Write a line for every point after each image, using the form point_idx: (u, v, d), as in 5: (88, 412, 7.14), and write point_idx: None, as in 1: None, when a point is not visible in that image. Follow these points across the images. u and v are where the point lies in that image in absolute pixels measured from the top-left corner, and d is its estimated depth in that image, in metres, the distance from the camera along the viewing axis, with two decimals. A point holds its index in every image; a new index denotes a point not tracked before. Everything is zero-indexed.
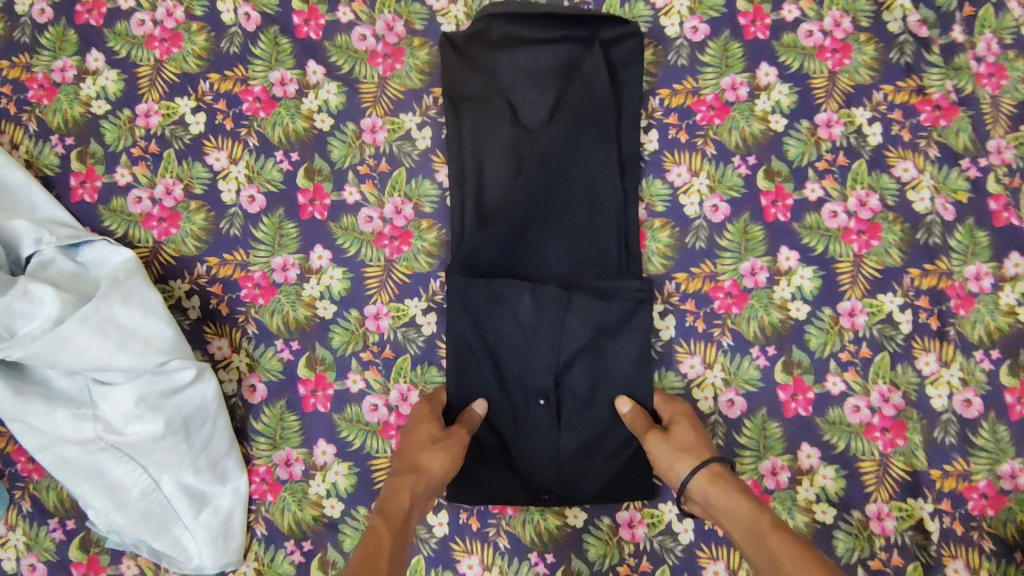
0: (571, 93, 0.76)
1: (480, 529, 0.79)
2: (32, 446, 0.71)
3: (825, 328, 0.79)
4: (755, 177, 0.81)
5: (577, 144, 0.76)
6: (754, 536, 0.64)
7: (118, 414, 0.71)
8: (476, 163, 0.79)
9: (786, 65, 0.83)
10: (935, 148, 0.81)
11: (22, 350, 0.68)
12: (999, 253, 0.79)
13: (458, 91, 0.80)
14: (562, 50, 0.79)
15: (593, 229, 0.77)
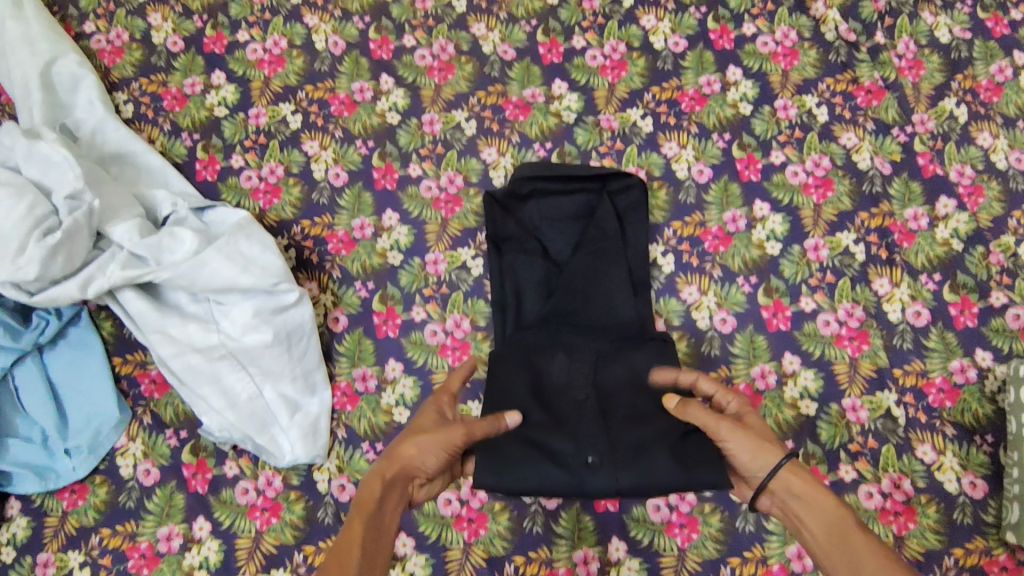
0: (592, 225, 0.97)
1: None
2: (167, 351, 0.89)
3: (795, 260, 0.98)
4: (731, 149, 1.04)
5: (598, 262, 0.94)
6: (839, 533, 0.64)
7: (237, 326, 0.90)
8: (519, 287, 0.96)
9: (749, 66, 1.08)
10: (871, 122, 1.03)
11: (169, 271, 0.87)
12: (930, 197, 0.99)
13: (497, 230, 0.98)
14: (580, 197, 0.98)
15: (614, 321, 0.92)
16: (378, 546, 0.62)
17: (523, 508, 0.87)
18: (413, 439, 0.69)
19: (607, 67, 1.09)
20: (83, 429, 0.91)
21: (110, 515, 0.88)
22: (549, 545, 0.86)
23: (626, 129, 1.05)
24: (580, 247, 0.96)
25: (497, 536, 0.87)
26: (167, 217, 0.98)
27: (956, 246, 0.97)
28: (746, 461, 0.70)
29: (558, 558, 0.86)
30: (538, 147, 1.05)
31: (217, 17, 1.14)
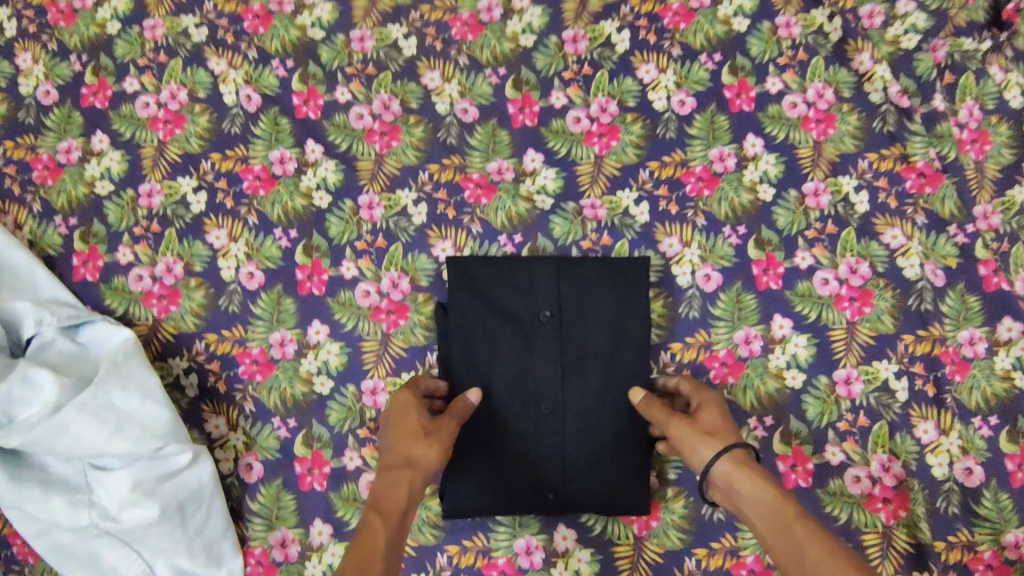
0: (568, 319, 0.79)
1: None
2: (28, 531, 0.70)
3: (822, 397, 0.78)
4: (746, 247, 0.83)
5: (572, 354, 0.78)
6: (781, 525, 0.60)
7: (113, 500, 0.70)
8: (478, 367, 0.78)
9: (772, 135, 0.85)
10: (921, 215, 0.82)
11: (22, 437, 0.69)
12: (991, 317, 0.79)
13: (456, 309, 0.79)
14: (560, 291, 0.79)
15: (590, 429, 0.78)
16: (400, 549, 0.60)
17: None
18: (419, 441, 0.67)
19: (593, 133, 0.86)
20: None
21: None
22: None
23: (616, 219, 0.84)
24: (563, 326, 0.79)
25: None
26: (30, 340, 0.77)
27: (1019, 381, 0.78)
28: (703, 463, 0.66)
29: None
30: (505, 241, 0.84)
31: (99, 57, 0.89)
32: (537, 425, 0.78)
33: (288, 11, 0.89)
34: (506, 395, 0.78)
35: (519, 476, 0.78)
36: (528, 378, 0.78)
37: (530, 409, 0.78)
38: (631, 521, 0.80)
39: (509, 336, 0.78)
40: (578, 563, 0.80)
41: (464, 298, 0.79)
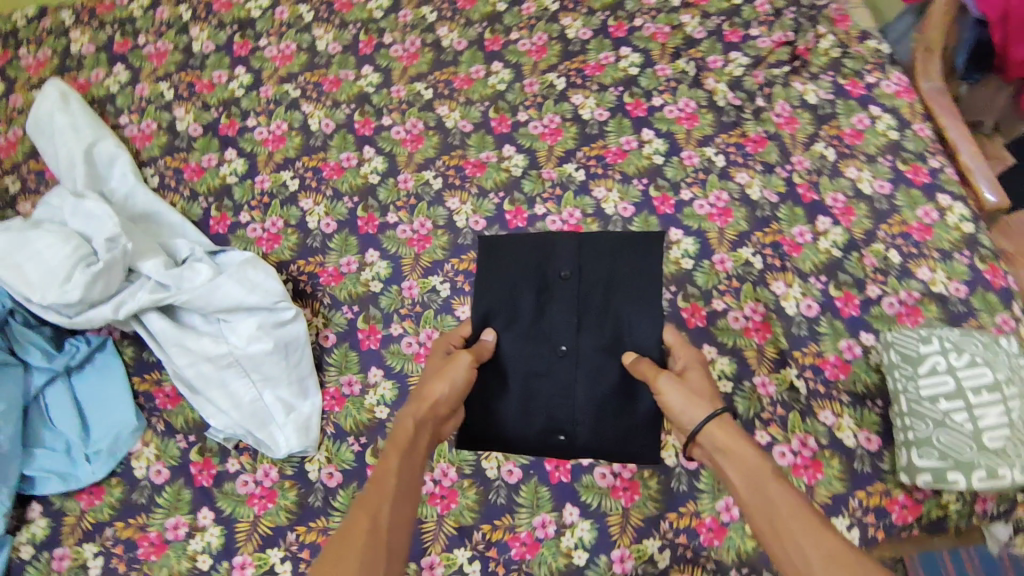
0: (586, 277, 0.95)
1: None
2: (183, 360, 1.06)
3: (706, 271, 1.18)
4: (649, 191, 1.27)
5: (587, 308, 0.95)
6: (758, 485, 0.74)
7: (243, 338, 1.08)
8: (506, 314, 0.97)
9: (659, 128, 1.34)
10: (760, 165, 1.28)
11: (188, 294, 1.07)
12: (811, 218, 1.22)
13: (490, 269, 0.99)
14: (581, 255, 0.96)
15: (598, 374, 0.94)
16: (411, 477, 0.79)
17: (487, 483, 1.04)
18: (433, 385, 0.88)
19: (546, 134, 1.35)
20: (102, 438, 1.08)
21: (126, 510, 1.05)
22: (511, 513, 1.02)
23: (563, 179, 1.29)
24: (581, 286, 0.96)
25: (467, 508, 1.03)
26: (185, 259, 1.17)
27: (836, 253, 1.18)
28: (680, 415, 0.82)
29: (519, 524, 1.02)
30: (493, 196, 1.28)
31: (231, 109, 1.41)
32: (552, 367, 0.95)
33: (352, 79, 1.43)
34: (528, 336, 0.96)
35: (532, 420, 0.96)
36: (549, 325, 0.96)
37: (548, 353, 0.96)
38: None
39: (531, 289, 0.96)
40: None
41: (498, 258, 0.99)
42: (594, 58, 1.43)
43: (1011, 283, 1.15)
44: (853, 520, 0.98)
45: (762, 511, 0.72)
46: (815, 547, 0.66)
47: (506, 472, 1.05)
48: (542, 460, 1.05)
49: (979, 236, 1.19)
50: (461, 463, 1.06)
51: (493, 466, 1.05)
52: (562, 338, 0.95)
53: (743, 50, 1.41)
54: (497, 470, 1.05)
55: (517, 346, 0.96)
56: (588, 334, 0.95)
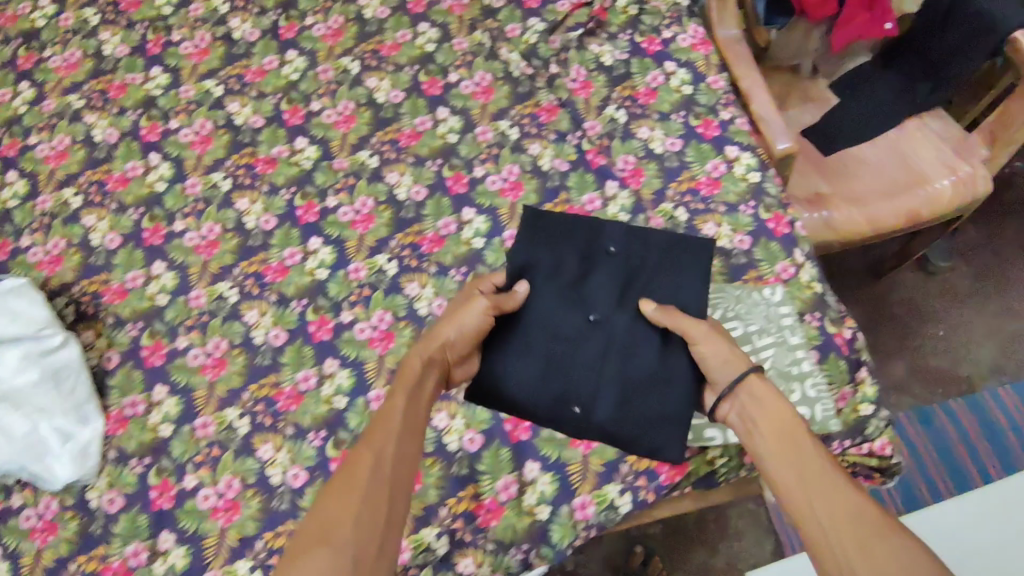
0: (631, 254, 0.98)
1: (272, 424, 1.08)
2: None
3: (496, 249, 1.18)
4: (442, 171, 1.25)
5: (634, 277, 0.96)
6: (788, 436, 0.75)
7: (8, 371, 1.05)
8: (486, 285, 0.94)
9: (455, 105, 1.31)
10: (552, 134, 1.26)
11: None
12: (599, 184, 1.21)
13: (544, 229, 1.00)
14: (631, 236, 1.00)
15: (628, 345, 0.90)
16: (415, 422, 0.81)
17: (270, 491, 1.04)
18: (447, 334, 0.86)
19: (339, 122, 1.30)
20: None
21: None
22: (294, 518, 1.01)
23: (355, 167, 1.26)
24: (626, 266, 0.97)
25: (250, 517, 1.02)
26: None
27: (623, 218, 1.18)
28: (717, 362, 0.84)
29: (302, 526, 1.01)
30: (285, 192, 1.25)
31: (12, 128, 1.35)
32: (582, 335, 0.91)
33: (140, 83, 1.37)
34: (559, 298, 0.93)
35: (542, 390, 0.89)
36: (561, 294, 0.94)
37: (580, 321, 0.92)
38: (375, 346, 1.11)
39: (570, 258, 0.97)
40: (340, 380, 1.09)
41: (540, 227, 1.00)
42: (391, 38, 1.38)
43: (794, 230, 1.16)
44: (625, 485, 0.97)
45: (785, 462, 0.73)
46: (853, 499, 0.68)
47: (291, 476, 1.04)
48: (327, 460, 1.05)
49: (765, 185, 1.20)
50: (245, 473, 1.05)
51: (276, 473, 1.04)
52: (612, 302, 0.94)
53: (542, 16, 1.37)
54: (282, 475, 1.05)
55: (544, 309, 0.92)
56: (628, 305, 0.93)
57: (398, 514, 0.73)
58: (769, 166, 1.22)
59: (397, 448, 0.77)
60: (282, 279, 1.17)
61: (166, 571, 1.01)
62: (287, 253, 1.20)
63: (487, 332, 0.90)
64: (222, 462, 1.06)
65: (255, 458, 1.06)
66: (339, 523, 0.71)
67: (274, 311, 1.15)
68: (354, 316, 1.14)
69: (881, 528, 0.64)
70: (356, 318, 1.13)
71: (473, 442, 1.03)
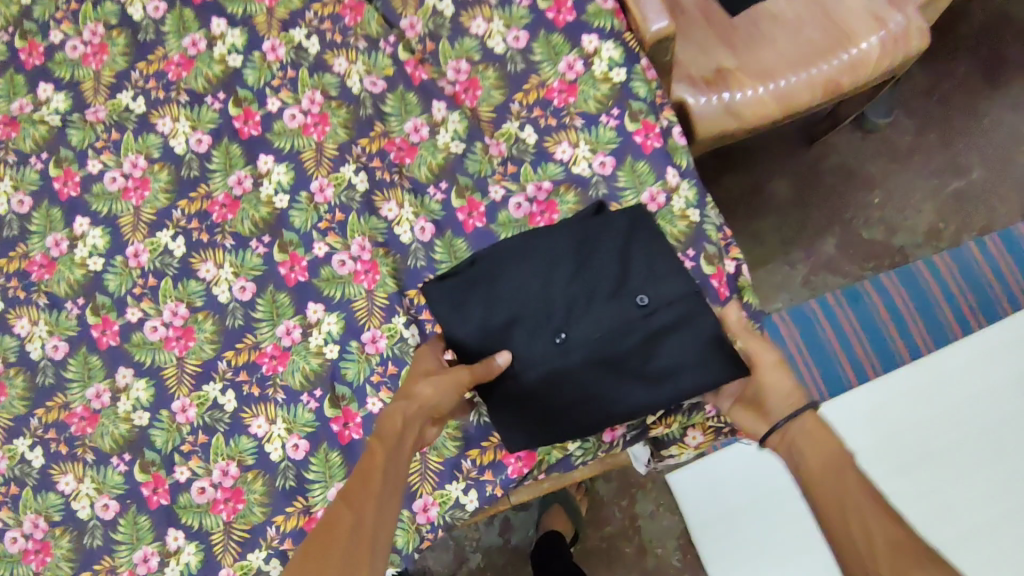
0: (652, 320, 0.75)
1: (70, 451, 0.93)
2: None
3: (304, 208, 0.95)
4: (227, 109, 0.99)
5: (617, 334, 0.75)
6: (830, 465, 0.63)
7: None
8: (575, 258, 0.81)
9: (232, 13, 1.01)
10: (361, 41, 0.98)
11: None
12: (424, 105, 0.96)
13: (595, 222, 0.83)
14: (678, 300, 0.75)
15: (586, 384, 0.76)
16: (398, 479, 0.69)
17: (81, 526, 0.91)
18: (425, 381, 0.77)
19: (88, 55, 1.03)
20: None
21: None
22: (110, 554, 0.90)
23: (116, 117, 1.00)
24: (643, 329, 0.75)
25: (63, 558, 0.91)
26: None
27: (456, 149, 0.94)
28: (776, 406, 0.71)
29: (120, 562, 0.89)
30: (36, 160, 1.00)
31: None
32: (519, 341, 0.78)
33: None
34: (522, 299, 0.79)
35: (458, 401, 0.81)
36: (573, 300, 0.78)
37: (529, 334, 0.78)
38: (172, 347, 0.93)
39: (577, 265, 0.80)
40: (137, 393, 0.93)
41: (616, 227, 0.82)
42: None
43: (667, 141, 0.92)
44: (468, 483, 0.85)
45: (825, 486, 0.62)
46: (879, 520, 0.56)
47: (101, 507, 0.91)
48: (139, 485, 0.91)
49: (632, 83, 0.93)
50: (48, 511, 0.92)
51: (83, 506, 0.91)
52: (582, 331, 0.76)
53: None
54: (91, 507, 0.91)
55: (494, 295, 0.80)
56: (583, 343, 0.76)
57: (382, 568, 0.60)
58: (640, 55, 0.93)
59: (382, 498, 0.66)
60: (50, 276, 0.97)
61: None
62: (50, 241, 0.98)
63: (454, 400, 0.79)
64: (23, 500, 0.93)
65: (58, 491, 0.92)
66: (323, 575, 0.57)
67: (48, 318, 0.96)
68: (143, 313, 0.94)
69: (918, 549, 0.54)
70: (145, 315, 0.94)
71: (297, 449, 0.89)
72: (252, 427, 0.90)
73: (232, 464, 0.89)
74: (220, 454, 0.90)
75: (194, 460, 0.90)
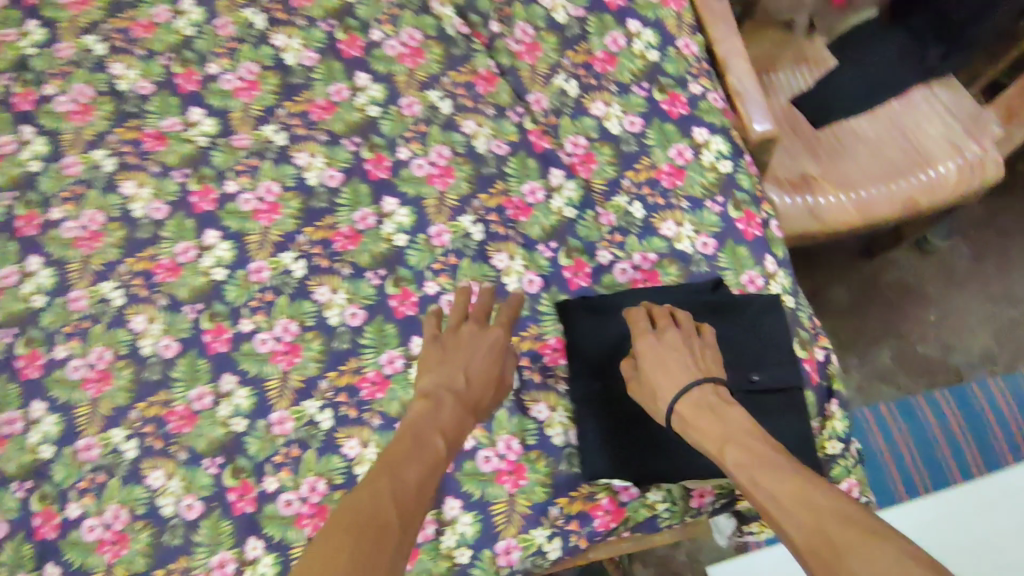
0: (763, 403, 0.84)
1: (163, 447, 0.96)
2: None
3: (420, 248, 1.02)
4: (361, 151, 1.08)
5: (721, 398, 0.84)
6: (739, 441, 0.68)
7: None
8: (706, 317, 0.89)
9: (377, 71, 1.12)
10: (491, 108, 1.09)
11: None
12: (543, 171, 1.05)
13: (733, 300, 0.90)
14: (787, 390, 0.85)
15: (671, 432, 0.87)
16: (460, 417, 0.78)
17: (163, 522, 0.93)
18: (483, 344, 0.85)
19: (240, 89, 1.12)
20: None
21: None
22: (187, 554, 0.91)
23: (258, 145, 1.09)
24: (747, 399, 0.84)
25: (140, 552, 0.92)
26: None
27: (568, 214, 1.02)
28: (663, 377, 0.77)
29: (196, 564, 0.91)
30: (176, 174, 1.08)
31: None
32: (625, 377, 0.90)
33: (6, 37, 1.17)
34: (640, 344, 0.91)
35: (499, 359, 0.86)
36: None
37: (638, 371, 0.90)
38: (278, 360, 0.98)
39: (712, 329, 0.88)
40: (238, 399, 0.97)
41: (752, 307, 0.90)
42: None
43: (766, 231, 1.01)
44: (553, 530, 0.87)
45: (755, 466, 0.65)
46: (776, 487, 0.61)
47: (185, 507, 0.93)
48: (225, 490, 0.93)
49: (736, 175, 1.03)
50: (133, 504, 0.94)
51: (169, 503, 0.93)
52: None
53: None
54: (175, 505, 0.93)
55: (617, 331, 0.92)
56: None
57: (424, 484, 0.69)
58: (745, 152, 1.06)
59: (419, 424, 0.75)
60: (173, 280, 1.03)
61: None
62: (179, 247, 1.04)
63: (484, 355, 0.84)
64: (107, 490, 0.95)
65: (145, 485, 0.95)
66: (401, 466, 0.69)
67: (164, 318, 1.01)
68: (255, 325, 1.00)
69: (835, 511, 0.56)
70: (257, 327, 1.00)
71: None
72: (345, 447, 0.94)
73: (321, 480, 0.93)
74: (310, 469, 0.93)
75: (284, 472, 0.93)
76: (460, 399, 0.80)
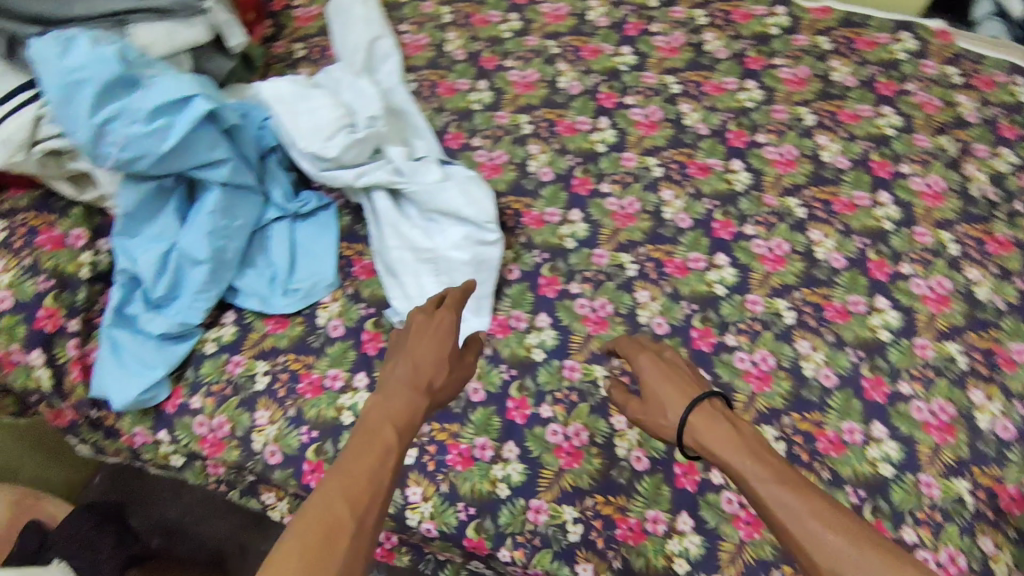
0: None
1: (342, 281, 1.21)
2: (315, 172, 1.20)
3: (582, 257, 1.22)
4: (575, 169, 1.31)
5: None
6: (796, 484, 0.77)
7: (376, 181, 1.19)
8: None
9: (618, 124, 1.36)
10: (691, 189, 1.29)
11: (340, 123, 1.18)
12: (712, 250, 1.23)
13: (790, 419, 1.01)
14: None
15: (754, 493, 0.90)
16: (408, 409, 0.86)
17: (312, 327, 1.16)
18: (422, 340, 0.93)
19: (519, 84, 1.42)
20: (303, 279, 1.19)
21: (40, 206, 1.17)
22: (315, 356, 1.13)
23: (511, 126, 1.37)
24: None
25: (287, 336, 1.15)
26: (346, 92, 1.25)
27: (717, 290, 1.19)
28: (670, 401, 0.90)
29: (316, 366, 1.12)
30: (449, 116, 1.38)
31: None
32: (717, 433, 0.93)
33: None
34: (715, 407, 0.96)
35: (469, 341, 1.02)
36: None
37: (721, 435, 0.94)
38: None
39: None
40: None
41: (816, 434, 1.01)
42: (596, 44, 1.47)
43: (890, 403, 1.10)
44: (581, 516, 1.01)
45: (785, 503, 0.76)
46: (817, 519, 0.73)
47: (331, 326, 1.16)
48: (362, 330, 1.15)
49: (889, 347, 1.14)
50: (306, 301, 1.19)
51: (324, 316, 1.17)
52: None
53: (758, 82, 1.42)
54: (327, 320, 1.17)
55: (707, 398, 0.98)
56: None
57: (382, 481, 0.77)
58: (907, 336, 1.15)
59: (387, 404, 0.85)
60: None
61: (214, 340, 1.17)
62: None
63: (443, 341, 0.94)
64: None
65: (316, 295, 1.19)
66: (357, 473, 0.75)
67: None
68: None
69: (856, 539, 0.71)
70: None
71: (475, 393, 1.11)
72: None
73: None
74: None
75: None
76: (414, 382, 0.88)
